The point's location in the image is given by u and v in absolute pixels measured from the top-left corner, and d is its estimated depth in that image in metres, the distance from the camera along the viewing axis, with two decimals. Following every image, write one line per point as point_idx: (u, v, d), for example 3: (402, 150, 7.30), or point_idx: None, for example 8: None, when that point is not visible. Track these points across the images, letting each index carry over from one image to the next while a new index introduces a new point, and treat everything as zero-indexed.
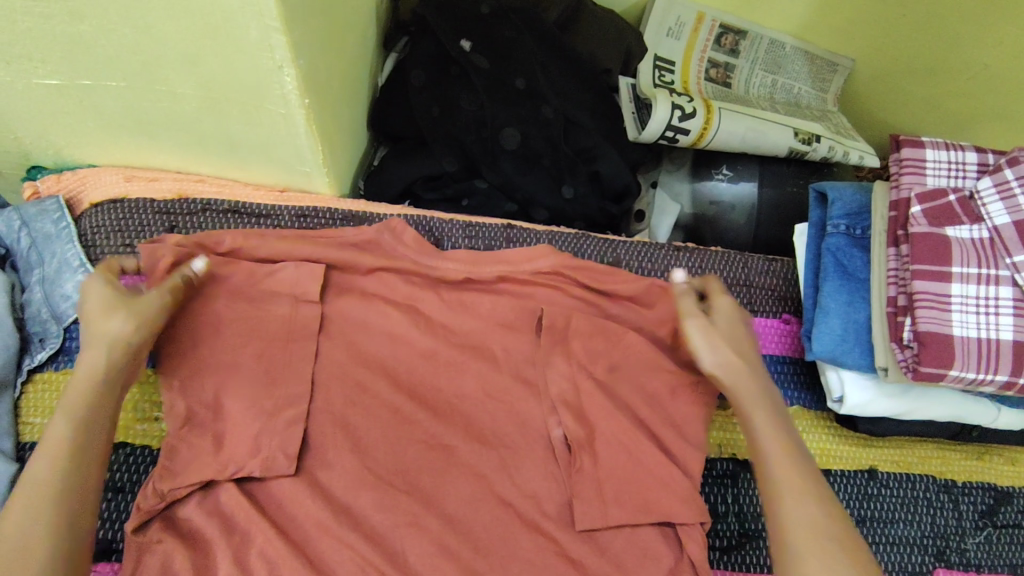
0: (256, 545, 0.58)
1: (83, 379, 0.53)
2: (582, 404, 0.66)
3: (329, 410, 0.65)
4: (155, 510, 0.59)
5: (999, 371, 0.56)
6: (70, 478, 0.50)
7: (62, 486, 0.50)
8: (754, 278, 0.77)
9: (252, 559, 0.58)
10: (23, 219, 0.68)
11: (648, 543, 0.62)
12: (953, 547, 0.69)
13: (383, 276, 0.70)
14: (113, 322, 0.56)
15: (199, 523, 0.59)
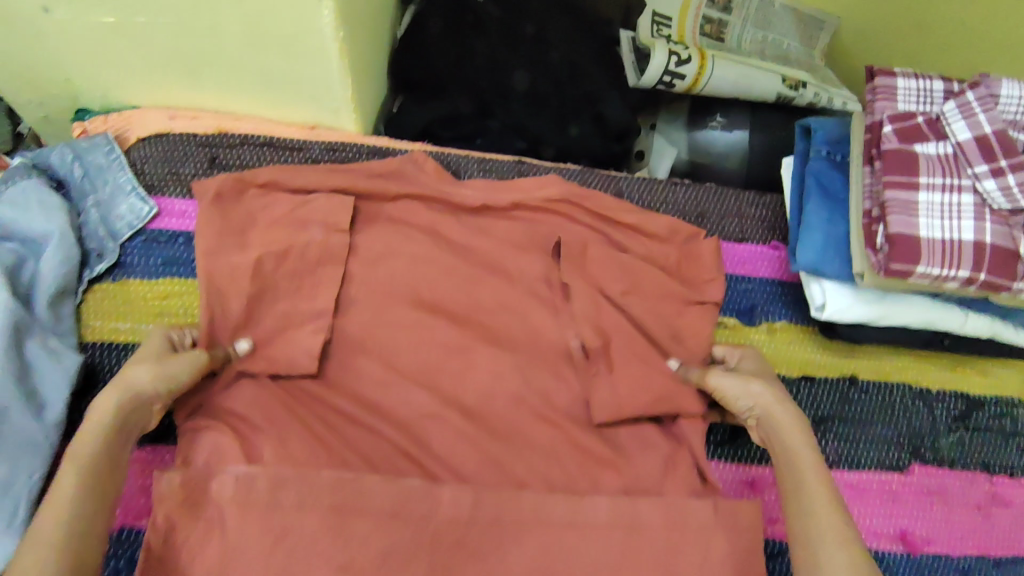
0: (298, 429, 0.66)
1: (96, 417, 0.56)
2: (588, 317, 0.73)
3: (359, 320, 0.72)
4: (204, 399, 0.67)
5: (961, 267, 0.62)
6: (73, 501, 0.51)
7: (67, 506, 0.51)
8: (746, 210, 0.83)
9: (294, 440, 0.65)
10: (76, 152, 0.74)
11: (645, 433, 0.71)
12: (927, 445, 0.75)
13: (407, 203, 0.77)
14: (138, 370, 0.60)
15: (245, 412, 0.67)
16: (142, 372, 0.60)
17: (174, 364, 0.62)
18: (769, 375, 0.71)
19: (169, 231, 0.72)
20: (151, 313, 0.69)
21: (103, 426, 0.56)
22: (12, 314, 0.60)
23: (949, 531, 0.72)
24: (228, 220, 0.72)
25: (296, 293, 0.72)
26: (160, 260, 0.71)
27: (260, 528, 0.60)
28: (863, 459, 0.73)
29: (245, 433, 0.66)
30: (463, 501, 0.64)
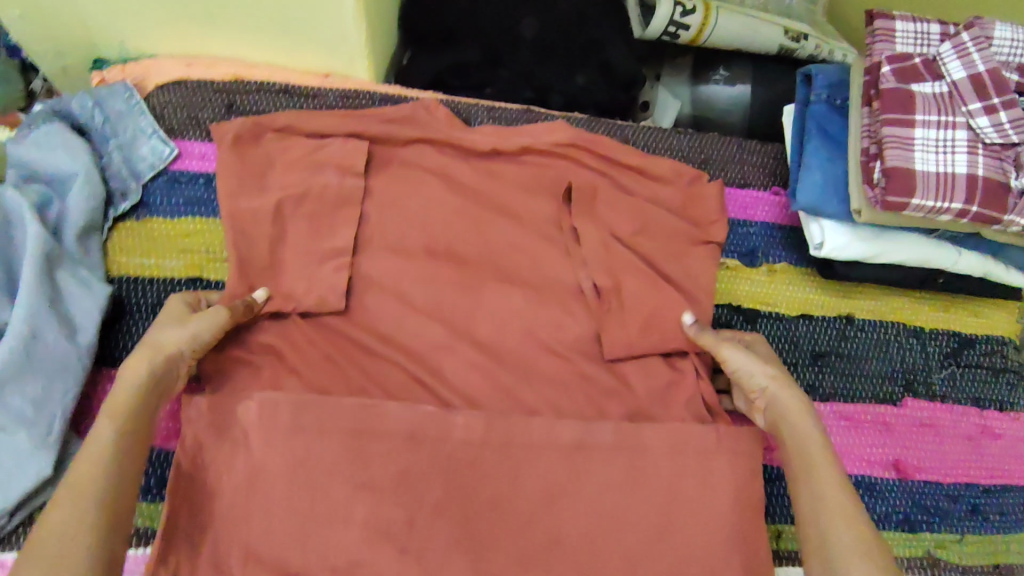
0: (323, 354, 0.70)
1: (128, 380, 0.57)
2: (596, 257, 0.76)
3: (374, 260, 0.75)
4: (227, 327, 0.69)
5: (954, 200, 0.65)
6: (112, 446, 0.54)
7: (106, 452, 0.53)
8: (747, 157, 0.86)
9: (319, 363, 0.70)
10: (96, 99, 0.75)
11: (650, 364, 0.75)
12: (920, 380, 0.78)
13: (419, 146, 0.79)
14: (167, 331, 0.61)
15: (271, 341, 0.70)
16: (174, 333, 0.61)
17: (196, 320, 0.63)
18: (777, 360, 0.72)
19: (190, 172, 0.74)
20: (175, 250, 0.71)
21: (135, 389, 0.57)
22: (45, 243, 0.62)
23: (940, 460, 0.75)
24: (249, 163, 0.74)
25: (311, 235, 0.74)
26: (181, 200, 0.73)
27: (285, 448, 0.63)
28: (859, 392, 0.77)
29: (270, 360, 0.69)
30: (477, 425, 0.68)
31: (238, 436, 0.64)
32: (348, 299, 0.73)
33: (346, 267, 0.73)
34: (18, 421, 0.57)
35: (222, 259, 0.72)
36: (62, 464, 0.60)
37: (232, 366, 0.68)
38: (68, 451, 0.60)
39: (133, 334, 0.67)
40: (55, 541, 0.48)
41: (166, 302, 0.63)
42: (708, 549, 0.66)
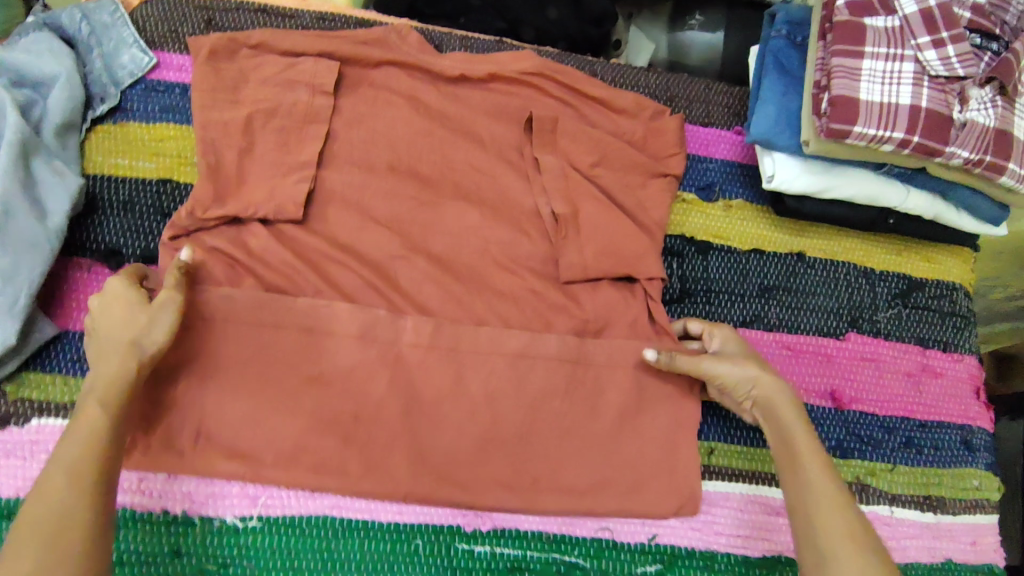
0: (279, 260, 0.72)
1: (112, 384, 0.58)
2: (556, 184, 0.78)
3: (337, 175, 0.76)
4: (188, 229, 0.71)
5: (896, 129, 0.67)
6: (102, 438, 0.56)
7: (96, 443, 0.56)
8: (713, 97, 0.87)
9: (276, 267, 0.72)
10: (84, 12, 0.78)
11: (600, 287, 0.76)
12: (866, 317, 0.80)
13: (389, 70, 0.80)
14: (143, 333, 0.60)
15: (224, 246, 0.72)
16: (148, 335, 0.60)
17: (153, 311, 0.61)
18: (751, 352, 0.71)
19: (167, 82, 0.77)
20: (148, 152, 0.74)
21: (116, 387, 0.58)
22: (20, 131, 0.65)
23: (878, 393, 0.77)
24: (221, 76, 0.76)
25: (279, 146, 0.75)
26: (157, 107, 0.76)
27: (238, 338, 0.67)
28: (803, 325, 0.78)
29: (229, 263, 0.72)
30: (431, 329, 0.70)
31: (191, 327, 0.66)
32: (307, 210, 0.75)
33: (308, 180, 0.74)
34: None
35: (191, 163, 0.74)
36: (27, 340, 0.63)
37: (194, 264, 0.70)
38: (35, 327, 0.64)
39: (103, 226, 0.70)
40: (41, 550, 0.51)
41: (116, 295, 0.61)
42: (637, 454, 0.70)
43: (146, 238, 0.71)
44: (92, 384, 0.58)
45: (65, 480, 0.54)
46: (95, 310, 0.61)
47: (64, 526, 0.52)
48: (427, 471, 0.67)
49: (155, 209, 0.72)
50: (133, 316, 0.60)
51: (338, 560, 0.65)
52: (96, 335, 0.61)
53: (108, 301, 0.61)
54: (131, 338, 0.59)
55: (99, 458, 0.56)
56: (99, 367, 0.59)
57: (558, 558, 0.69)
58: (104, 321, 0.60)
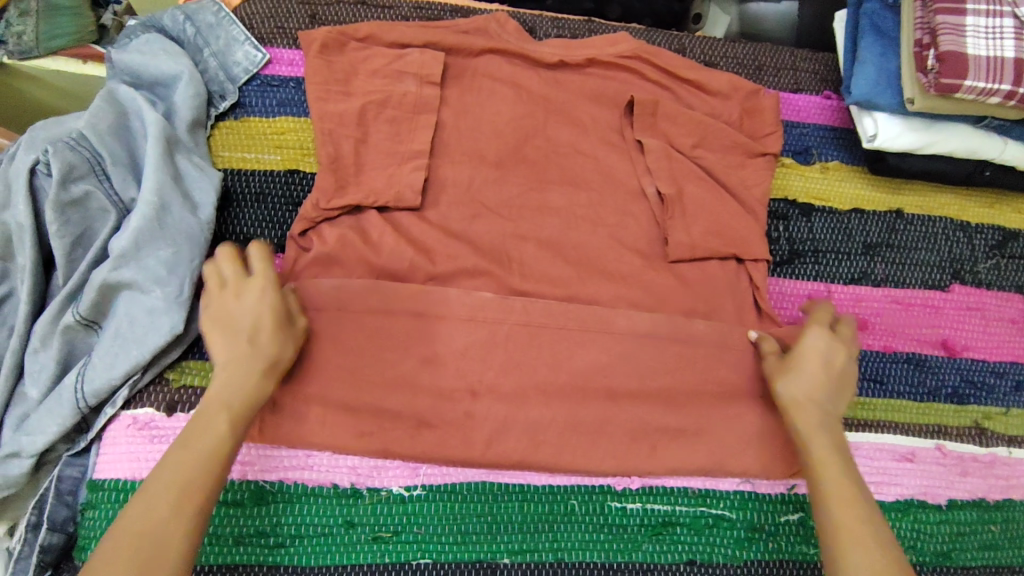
0: (397, 250, 0.72)
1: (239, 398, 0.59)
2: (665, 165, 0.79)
3: (451, 161, 0.78)
4: (315, 221, 0.72)
5: (1004, 81, 0.69)
6: (217, 457, 0.57)
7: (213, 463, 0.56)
8: (799, 64, 0.89)
9: (395, 256, 0.72)
10: (187, 13, 0.80)
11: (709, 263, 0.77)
12: (967, 269, 0.82)
13: (492, 57, 0.82)
14: (281, 351, 0.62)
15: (343, 238, 0.72)
16: (286, 352, 0.63)
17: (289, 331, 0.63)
18: (829, 361, 0.68)
19: (281, 76, 0.79)
20: (273, 146, 0.76)
21: (242, 410, 0.59)
22: (163, 128, 0.67)
23: (986, 339, 0.80)
24: (333, 70, 0.79)
25: (392, 136, 0.77)
26: (274, 101, 0.78)
27: (373, 329, 0.69)
28: (908, 280, 0.81)
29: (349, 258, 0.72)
30: (550, 309, 0.71)
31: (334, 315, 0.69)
32: (423, 198, 0.75)
33: (425, 167, 0.76)
34: (154, 281, 0.63)
35: (311, 154, 0.76)
36: (189, 329, 0.66)
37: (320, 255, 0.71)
38: (192, 316, 0.66)
39: (239, 218, 0.72)
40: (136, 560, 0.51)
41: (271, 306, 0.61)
42: (767, 414, 0.72)
43: (280, 226, 0.73)
44: (220, 388, 0.59)
45: (173, 501, 0.54)
46: (234, 305, 0.62)
47: (163, 543, 0.52)
48: (574, 438, 0.69)
49: (286, 199, 0.74)
50: (274, 334, 0.62)
51: (502, 523, 0.68)
52: (231, 332, 0.61)
53: (250, 303, 0.61)
54: (271, 356, 0.61)
55: (210, 479, 0.56)
56: (230, 373, 0.60)
57: (705, 512, 0.71)
58: (243, 324, 0.61)
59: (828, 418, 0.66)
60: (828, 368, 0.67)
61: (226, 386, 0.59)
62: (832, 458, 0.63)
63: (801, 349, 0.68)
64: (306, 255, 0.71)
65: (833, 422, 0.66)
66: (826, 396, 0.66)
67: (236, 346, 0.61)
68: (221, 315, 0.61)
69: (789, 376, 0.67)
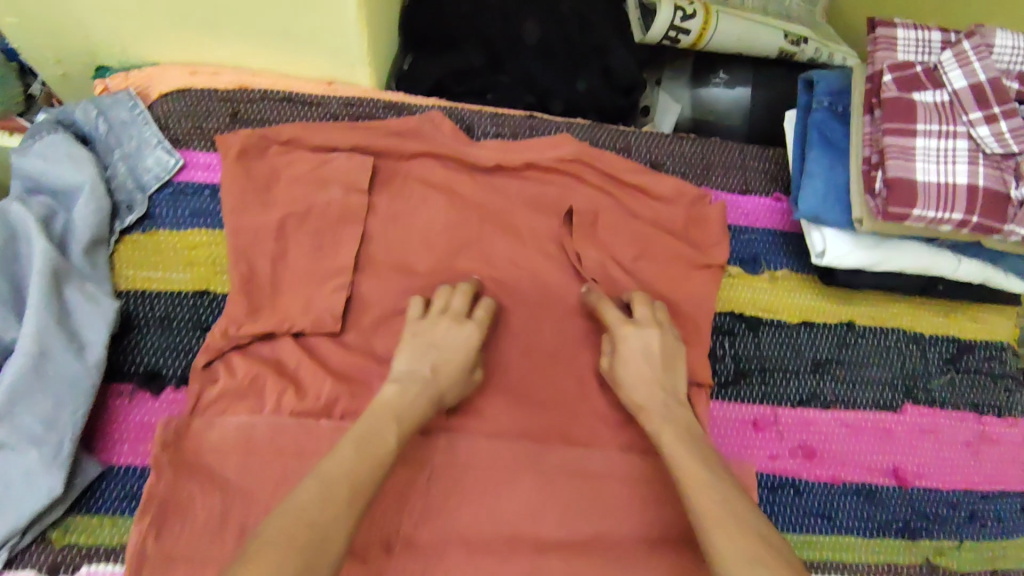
0: (311, 384, 0.67)
1: (412, 413, 0.62)
2: (605, 282, 0.76)
3: (377, 277, 0.72)
4: (220, 351, 0.66)
5: (955, 209, 0.65)
6: (379, 457, 0.58)
7: (376, 460, 0.57)
8: (749, 163, 0.86)
9: (310, 391, 0.67)
10: (100, 107, 0.75)
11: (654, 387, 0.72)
12: (920, 386, 0.79)
13: (425, 160, 0.77)
14: (450, 395, 0.66)
15: (254, 370, 0.66)
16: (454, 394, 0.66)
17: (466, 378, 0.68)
18: (652, 351, 0.68)
19: (195, 183, 0.73)
20: (183, 262, 0.70)
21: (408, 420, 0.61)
22: (49, 262, 0.63)
23: (939, 466, 0.76)
24: (250, 176, 0.72)
25: (313, 252, 0.71)
26: (187, 212, 0.72)
27: (284, 474, 0.63)
28: (860, 401, 0.77)
29: (260, 393, 0.66)
30: (476, 447, 0.67)
31: (241, 461, 0.63)
32: (343, 321, 0.70)
33: (346, 287, 0.70)
34: (31, 440, 0.59)
35: (222, 271, 0.70)
36: (72, 484, 0.61)
37: (229, 388, 0.66)
38: (78, 468, 0.62)
39: (140, 347, 0.67)
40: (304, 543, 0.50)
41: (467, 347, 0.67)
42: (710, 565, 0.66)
43: (185, 355, 0.67)
44: (401, 392, 0.63)
45: (344, 499, 0.53)
46: (439, 335, 0.67)
47: (327, 538, 0.51)
48: None
49: (193, 324, 0.68)
50: (456, 376, 0.66)
51: None
52: (424, 353, 0.66)
53: (454, 340, 0.67)
54: (440, 392, 0.65)
55: (373, 482, 0.56)
56: (415, 389, 0.64)
57: None
58: (438, 352, 0.66)
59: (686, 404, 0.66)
60: (653, 357, 0.68)
61: (399, 399, 0.62)
62: (676, 436, 0.62)
63: (625, 348, 0.69)
64: (212, 389, 0.65)
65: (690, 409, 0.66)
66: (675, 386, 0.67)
67: (420, 369, 0.65)
68: (424, 339, 0.67)
69: (624, 379, 0.68)
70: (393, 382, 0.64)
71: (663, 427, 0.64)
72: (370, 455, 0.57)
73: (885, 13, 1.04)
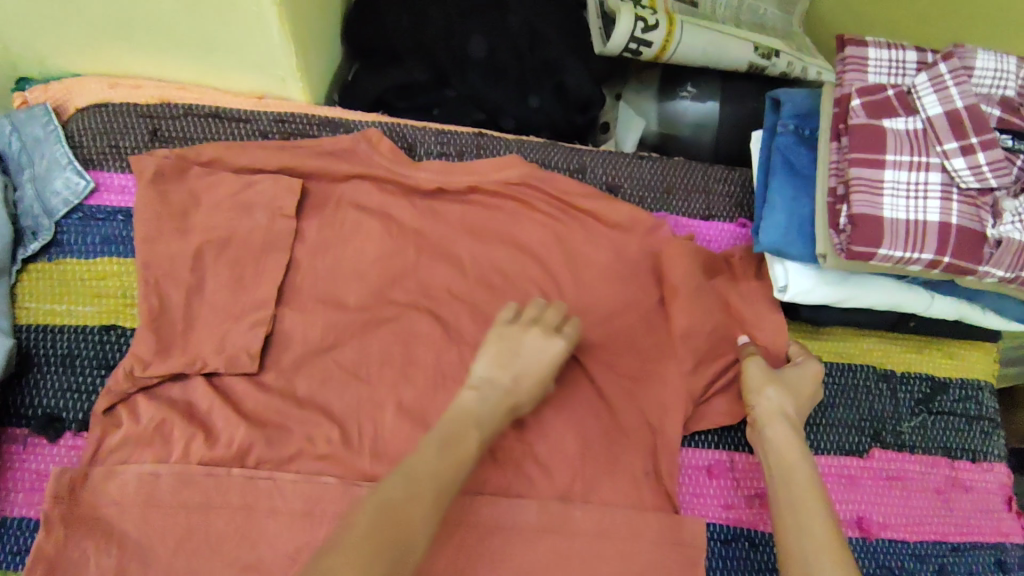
0: (223, 430, 0.62)
1: (493, 420, 0.60)
2: None
3: (301, 311, 0.67)
4: (125, 393, 0.61)
5: (925, 250, 0.60)
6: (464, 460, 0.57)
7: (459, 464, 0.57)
8: (712, 185, 0.80)
9: (221, 436, 0.61)
10: (15, 124, 0.70)
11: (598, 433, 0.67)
12: (889, 429, 0.74)
13: (359, 183, 0.72)
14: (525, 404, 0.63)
15: (161, 414, 0.61)
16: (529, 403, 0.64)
17: (543, 390, 0.65)
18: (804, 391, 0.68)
19: (108, 207, 0.68)
20: (89, 294, 0.65)
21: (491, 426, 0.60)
22: None
23: (906, 515, 0.71)
24: (166, 201, 0.66)
25: (232, 283, 0.66)
26: (97, 239, 0.67)
27: (188, 528, 0.59)
28: (824, 445, 0.72)
29: (166, 439, 0.61)
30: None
31: (141, 515, 0.58)
32: (262, 359, 0.65)
33: (266, 322, 0.65)
34: None
35: (131, 304, 0.65)
36: None
37: (131, 435, 0.60)
38: None
39: (40, 388, 0.62)
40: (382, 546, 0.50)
41: (549, 361, 0.63)
42: None
43: (87, 397, 0.62)
44: (484, 398, 0.61)
45: (429, 501, 0.54)
46: (524, 345, 0.63)
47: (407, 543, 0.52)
48: None
49: (97, 362, 0.63)
50: (534, 389, 0.63)
51: None
52: (507, 362, 0.63)
53: (538, 354, 0.63)
54: (518, 402, 0.63)
55: (450, 479, 0.56)
56: (496, 399, 0.61)
57: None
58: (519, 363, 0.63)
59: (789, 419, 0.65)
60: (804, 393, 0.68)
61: (479, 408, 0.60)
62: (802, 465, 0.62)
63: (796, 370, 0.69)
64: (114, 435, 0.60)
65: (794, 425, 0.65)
66: (780, 407, 0.65)
67: (500, 378, 0.62)
68: (507, 346, 0.64)
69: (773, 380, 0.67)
70: (471, 388, 0.62)
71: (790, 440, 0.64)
72: (457, 459, 0.57)
73: (864, 24, 0.99)
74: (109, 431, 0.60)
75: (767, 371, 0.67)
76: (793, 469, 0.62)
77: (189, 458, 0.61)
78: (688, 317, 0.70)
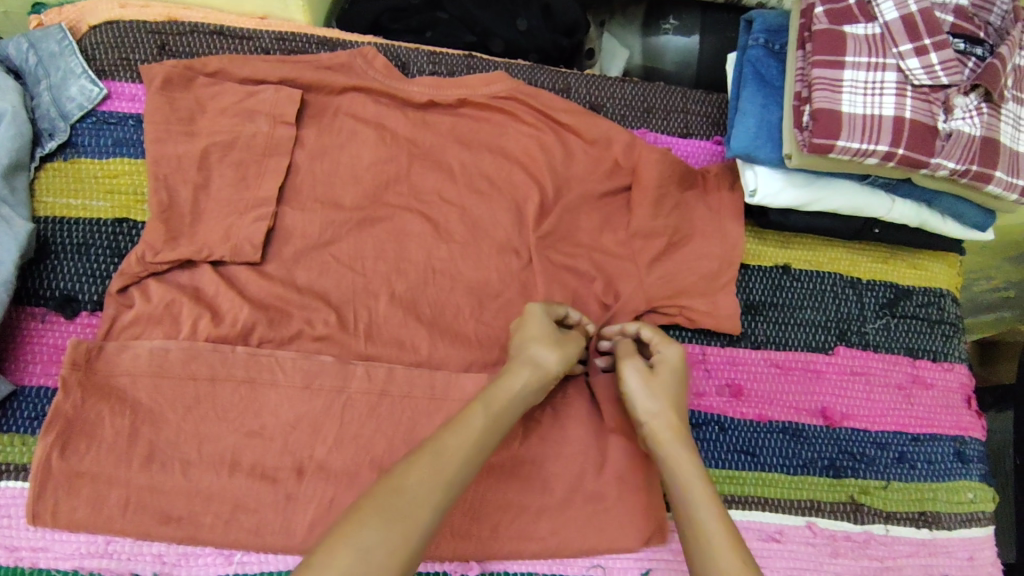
0: (228, 312, 0.67)
1: (508, 381, 0.61)
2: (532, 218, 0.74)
3: (301, 210, 0.71)
4: (138, 277, 0.66)
5: (880, 142, 0.64)
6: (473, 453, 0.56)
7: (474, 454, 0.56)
8: (690, 106, 0.84)
9: (225, 318, 0.66)
10: (31, 41, 0.73)
11: None
12: (854, 329, 0.78)
13: (355, 95, 0.76)
14: (542, 353, 0.64)
15: (172, 295, 0.66)
16: (549, 355, 0.64)
17: (562, 343, 0.65)
18: (680, 380, 0.66)
19: (119, 113, 0.73)
20: (102, 190, 0.71)
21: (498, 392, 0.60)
22: None
23: (869, 407, 0.77)
24: (173, 108, 0.71)
25: (236, 182, 0.70)
26: (110, 141, 0.72)
27: (195, 397, 0.64)
28: (791, 341, 0.77)
29: (175, 318, 0.66)
30: (393, 375, 0.67)
31: (152, 386, 0.63)
32: (264, 250, 0.69)
33: (268, 217, 0.69)
34: None
35: (140, 200, 0.70)
36: None
37: (144, 314, 0.66)
38: None
39: (56, 272, 0.67)
40: (388, 517, 0.50)
41: (538, 314, 0.66)
42: (617, 494, 0.67)
43: (101, 281, 0.68)
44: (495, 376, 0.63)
45: (421, 455, 0.54)
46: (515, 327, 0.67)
47: (418, 501, 0.51)
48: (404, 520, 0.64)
49: (109, 251, 0.69)
50: (541, 338, 0.64)
51: None
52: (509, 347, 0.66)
53: (526, 321, 0.66)
54: (533, 357, 0.63)
55: (462, 460, 0.55)
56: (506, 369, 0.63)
57: None
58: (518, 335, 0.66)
59: (668, 428, 0.63)
60: (683, 385, 0.66)
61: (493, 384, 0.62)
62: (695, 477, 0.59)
63: (661, 363, 0.67)
64: (127, 314, 0.66)
65: (676, 433, 0.62)
66: (656, 422, 0.63)
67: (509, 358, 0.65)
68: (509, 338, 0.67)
69: (648, 390, 0.65)
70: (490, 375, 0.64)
71: (682, 452, 0.61)
72: (466, 449, 0.56)
73: None
74: (125, 307, 0.66)
75: (642, 379, 0.65)
76: (685, 476, 0.60)
77: (195, 335, 0.66)
78: (661, 220, 0.75)
